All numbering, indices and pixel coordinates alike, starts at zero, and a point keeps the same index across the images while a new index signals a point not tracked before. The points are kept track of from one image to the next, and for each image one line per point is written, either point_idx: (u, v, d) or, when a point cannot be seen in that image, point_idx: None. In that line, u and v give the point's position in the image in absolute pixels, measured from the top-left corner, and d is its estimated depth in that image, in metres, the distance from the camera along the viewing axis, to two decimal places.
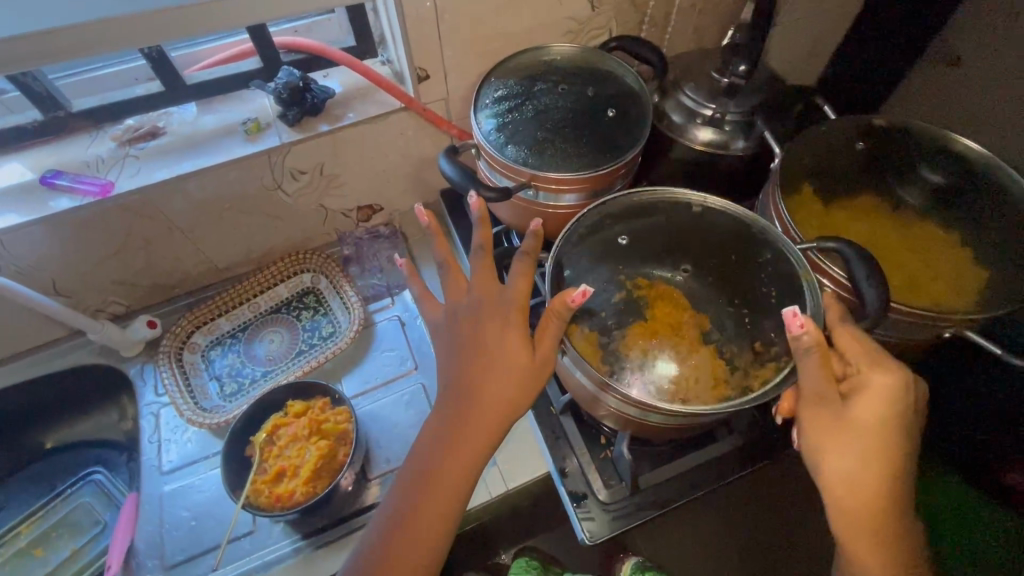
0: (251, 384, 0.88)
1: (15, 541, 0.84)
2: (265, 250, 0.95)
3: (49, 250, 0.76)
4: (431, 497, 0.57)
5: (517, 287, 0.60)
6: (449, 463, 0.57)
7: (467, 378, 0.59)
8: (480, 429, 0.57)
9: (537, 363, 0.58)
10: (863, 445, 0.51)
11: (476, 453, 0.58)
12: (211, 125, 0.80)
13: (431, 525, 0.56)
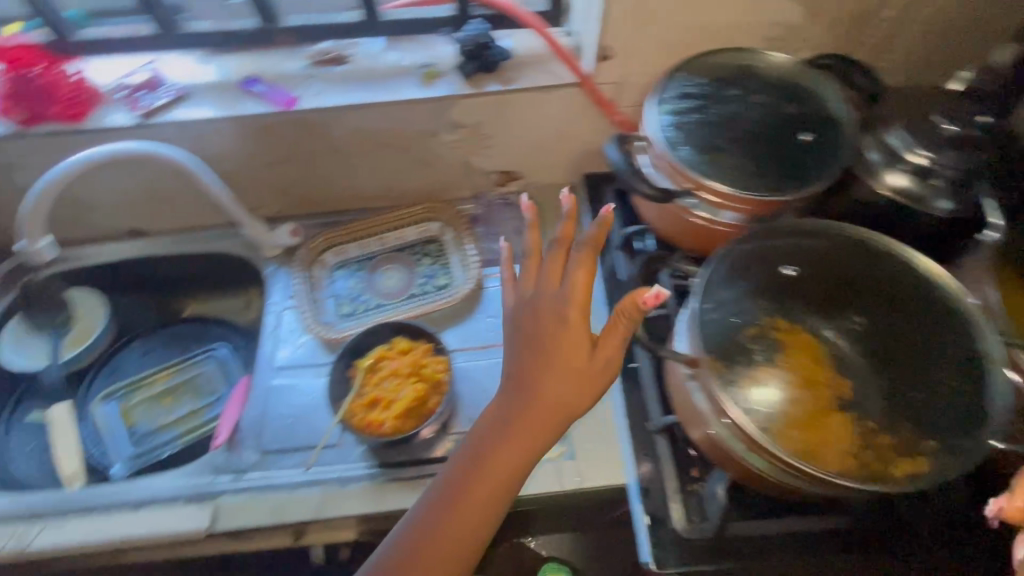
0: (364, 311, 0.92)
1: (151, 386, 0.93)
2: (403, 192, 0.98)
3: (232, 147, 0.85)
4: (477, 490, 0.56)
5: (574, 281, 0.58)
6: (493, 458, 0.57)
7: (522, 369, 0.58)
8: (528, 426, 0.57)
9: (601, 366, 0.56)
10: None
11: (522, 451, 0.57)
12: (392, 63, 0.83)
13: (476, 515, 0.56)
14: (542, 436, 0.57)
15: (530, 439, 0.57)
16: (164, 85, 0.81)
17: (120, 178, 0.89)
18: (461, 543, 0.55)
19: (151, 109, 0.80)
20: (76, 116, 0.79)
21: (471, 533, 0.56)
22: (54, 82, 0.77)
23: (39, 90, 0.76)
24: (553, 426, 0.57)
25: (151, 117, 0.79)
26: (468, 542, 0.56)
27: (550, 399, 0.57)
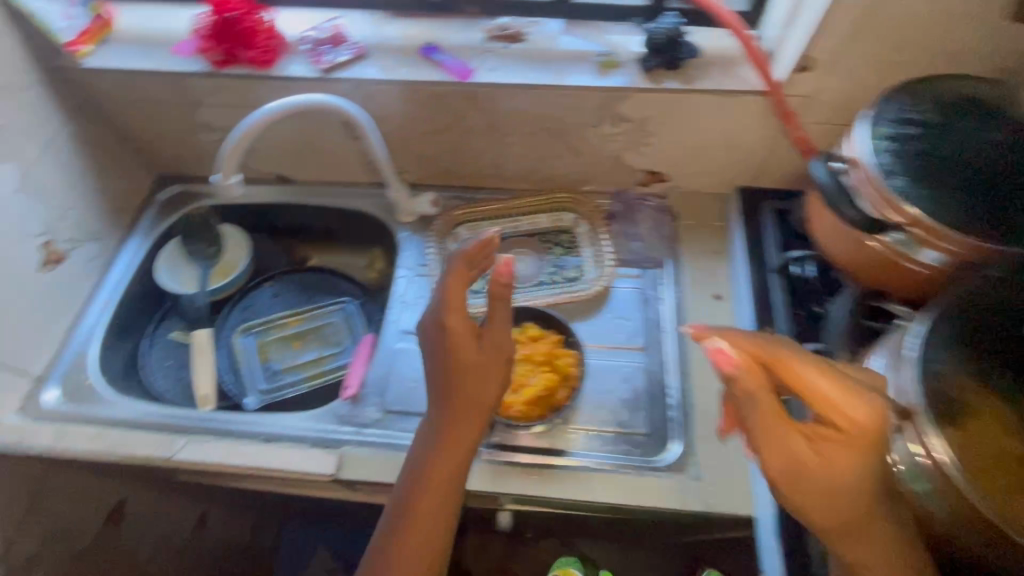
0: (491, 290, 0.92)
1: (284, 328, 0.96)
2: (543, 178, 0.98)
3: (395, 107, 0.84)
4: (437, 500, 0.62)
5: (453, 288, 0.66)
6: (442, 465, 0.63)
7: (450, 384, 0.64)
8: (467, 431, 0.64)
9: (488, 355, 0.65)
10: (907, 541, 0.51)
11: (467, 454, 0.64)
12: (571, 47, 0.81)
13: (436, 521, 0.62)
14: (476, 436, 0.65)
15: (470, 439, 0.64)
16: (346, 43, 0.83)
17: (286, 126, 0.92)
18: (437, 542, 0.62)
19: (333, 64, 0.81)
20: (265, 62, 0.81)
21: (439, 533, 0.62)
22: (253, 28, 0.80)
23: (238, 33, 0.80)
24: (475, 417, 0.65)
25: (332, 72, 0.81)
26: (443, 536, 0.62)
27: (479, 400, 0.64)
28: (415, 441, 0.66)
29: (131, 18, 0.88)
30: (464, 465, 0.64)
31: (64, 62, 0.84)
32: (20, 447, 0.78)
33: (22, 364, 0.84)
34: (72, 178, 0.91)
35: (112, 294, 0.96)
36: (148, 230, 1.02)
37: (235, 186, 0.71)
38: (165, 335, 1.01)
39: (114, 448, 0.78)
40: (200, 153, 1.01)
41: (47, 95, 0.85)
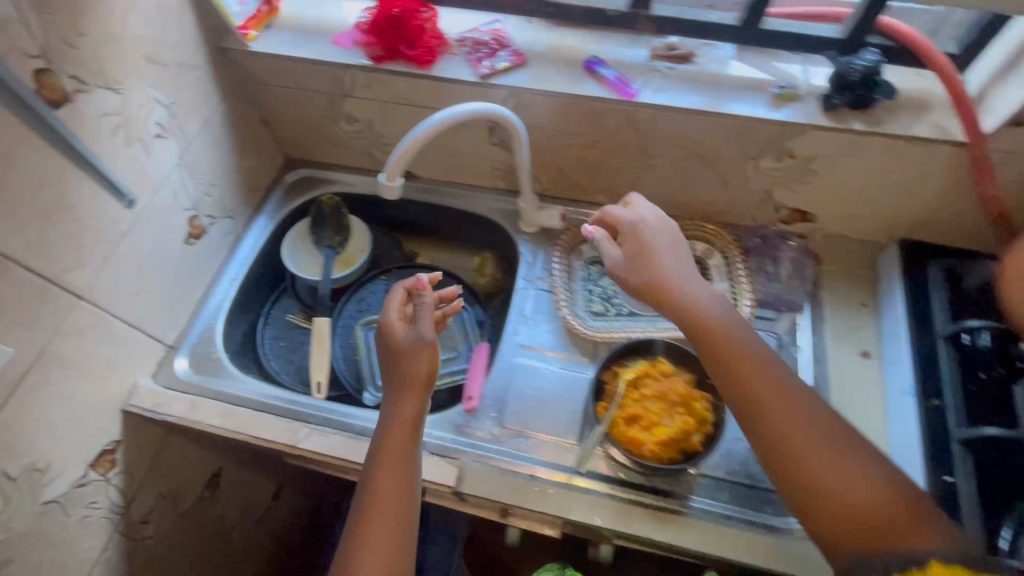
0: (614, 314, 0.89)
1: None
2: (677, 203, 0.94)
3: (546, 119, 0.83)
4: (385, 505, 0.65)
5: (393, 307, 0.76)
6: (384, 469, 0.67)
7: (394, 390, 0.71)
8: (401, 421, 0.69)
9: (414, 346, 0.72)
10: (812, 442, 0.61)
11: (404, 452, 0.68)
12: (743, 74, 0.77)
13: (389, 535, 0.64)
14: (416, 447, 0.69)
15: (400, 427, 0.69)
16: (506, 48, 0.81)
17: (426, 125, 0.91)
18: (394, 541, 0.64)
19: (494, 70, 0.79)
20: (425, 61, 0.81)
21: (395, 533, 0.64)
22: (420, 27, 0.79)
23: (406, 31, 0.79)
24: (416, 419, 0.69)
25: (490, 78, 0.79)
26: (399, 532, 0.64)
27: (400, 377, 0.71)
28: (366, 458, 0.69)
29: (295, 5, 0.89)
30: (408, 471, 0.67)
31: (230, 44, 0.86)
32: (157, 415, 0.82)
33: (160, 332, 0.87)
34: (218, 156, 0.93)
35: (238, 270, 0.98)
36: (276, 210, 1.05)
37: (398, 187, 0.68)
38: (280, 314, 1.03)
39: (242, 428, 0.81)
40: (334, 141, 1.02)
41: (210, 75, 0.87)
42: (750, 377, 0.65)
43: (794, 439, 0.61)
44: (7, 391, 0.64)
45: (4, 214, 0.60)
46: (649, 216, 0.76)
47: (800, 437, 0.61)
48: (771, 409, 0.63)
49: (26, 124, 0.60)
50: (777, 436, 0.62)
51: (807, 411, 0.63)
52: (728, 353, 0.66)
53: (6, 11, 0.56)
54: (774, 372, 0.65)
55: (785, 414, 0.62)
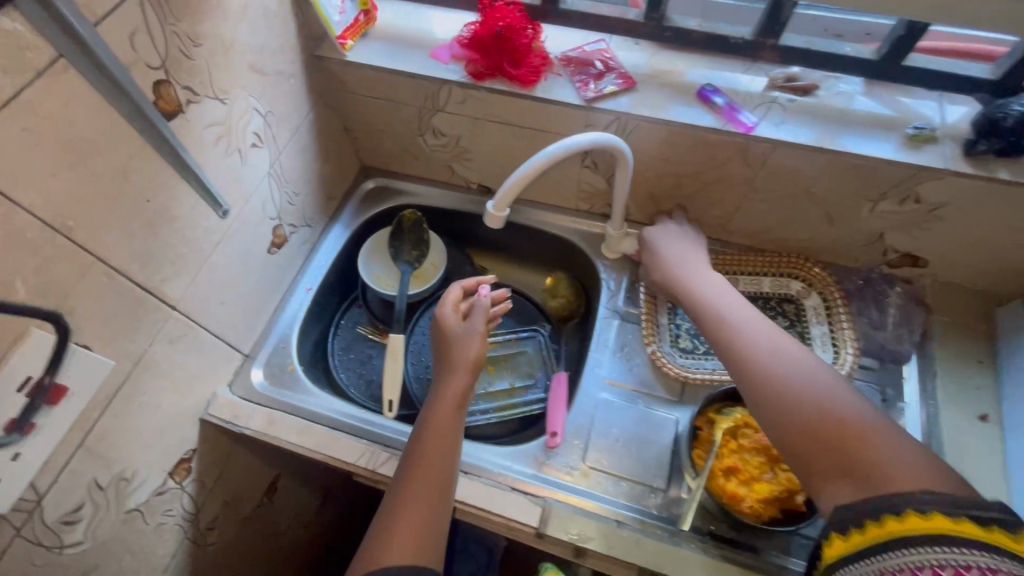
0: (703, 353, 0.85)
1: None
2: (773, 238, 0.89)
3: (648, 147, 0.79)
4: (427, 472, 0.65)
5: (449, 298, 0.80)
6: (430, 438, 0.68)
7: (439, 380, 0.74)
8: (450, 395, 0.72)
9: (465, 333, 0.76)
10: (807, 397, 0.56)
11: (449, 425, 0.70)
12: (871, 111, 0.72)
13: (415, 521, 0.62)
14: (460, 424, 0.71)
15: (449, 400, 0.71)
16: (614, 71, 0.77)
17: (516, 145, 0.88)
18: (430, 510, 0.63)
19: (600, 94, 0.76)
20: (528, 81, 0.78)
21: (434, 501, 0.64)
22: (528, 46, 0.77)
23: (513, 50, 0.76)
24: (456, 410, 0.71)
25: (596, 102, 0.76)
26: (426, 513, 0.63)
27: (453, 357, 0.75)
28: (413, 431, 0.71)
29: (394, 16, 0.88)
30: (452, 444, 0.69)
31: (327, 53, 0.84)
32: (235, 427, 0.81)
33: (239, 341, 0.86)
34: (304, 164, 0.91)
35: (314, 280, 0.97)
36: (351, 219, 1.04)
37: (505, 216, 0.68)
38: (350, 326, 1.02)
39: (321, 447, 0.80)
40: (415, 154, 1.00)
41: (303, 83, 0.85)
42: (757, 363, 0.61)
43: (795, 399, 0.56)
44: (105, 402, 0.64)
45: (117, 226, 0.59)
46: (671, 240, 0.84)
47: (806, 396, 0.56)
48: (782, 385, 0.58)
49: (144, 136, 0.59)
50: (784, 402, 0.57)
51: (813, 374, 0.58)
52: (736, 347, 0.63)
53: (136, 22, 0.55)
54: (792, 354, 0.61)
55: (774, 375, 0.59)
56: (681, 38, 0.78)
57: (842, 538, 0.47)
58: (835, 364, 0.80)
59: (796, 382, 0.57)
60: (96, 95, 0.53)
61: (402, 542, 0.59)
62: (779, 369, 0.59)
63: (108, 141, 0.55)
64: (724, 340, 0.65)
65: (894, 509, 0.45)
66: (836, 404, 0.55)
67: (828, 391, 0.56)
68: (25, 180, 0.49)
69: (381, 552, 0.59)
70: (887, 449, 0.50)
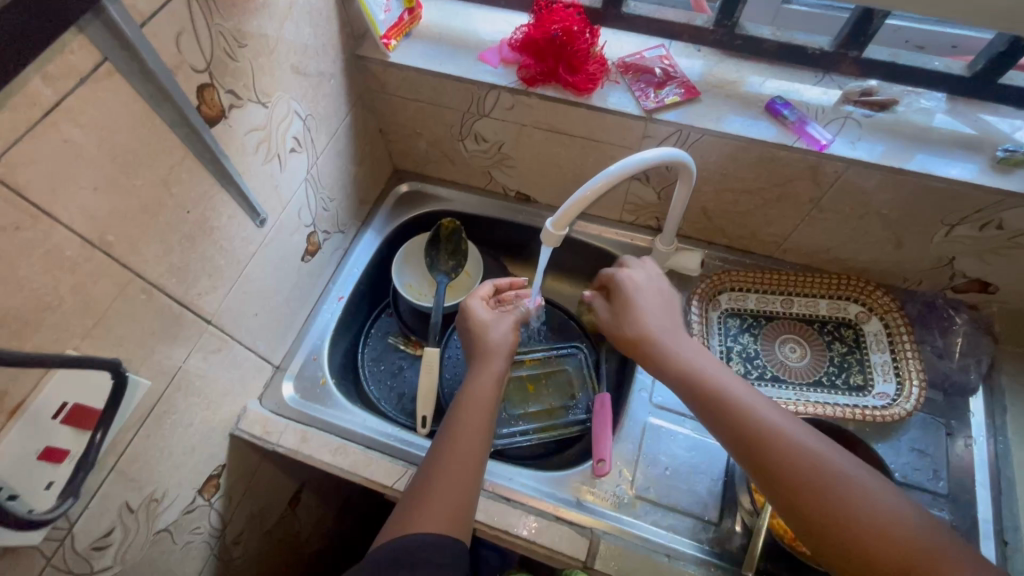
0: (756, 378, 0.81)
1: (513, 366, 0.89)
2: (831, 258, 0.85)
3: (707, 161, 0.75)
4: (463, 442, 0.63)
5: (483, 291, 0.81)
6: (469, 414, 0.66)
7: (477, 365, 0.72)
8: (491, 371, 0.71)
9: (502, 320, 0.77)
10: (839, 500, 0.51)
11: (489, 404, 0.68)
12: (952, 131, 0.68)
13: (449, 506, 0.58)
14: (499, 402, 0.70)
15: (491, 375, 0.71)
16: (676, 80, 0.74)
17: (563, 154, 0.84)
18: (463, 498, 0.60)
19: (661, 104, 0.72)
20: (585, 89, 0.73)
21: (471, 474, 0.61)
22: (587, 52, 0.73)
23: (570, 55, 0.72)
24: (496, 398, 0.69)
25: (656, 113, 0.72)
26: (462, 496, 0.60)
27: (489, 338, 0.75)
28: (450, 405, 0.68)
29: (440, 17, 0.84)
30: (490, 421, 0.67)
31: (369, 52, 0.80)
32: (268, 444, 0.78)
33: (271, 352, 0.82)
34: (340, 168, 0.87)
35: (345, 288, 0.93)
36: (383, 225, 1.00)
37: (563, 235, 0.65)
38: (381, 336, 0.99)
39: (357, 469, 0.77)
40: (453, 159, 0.96)
41: (344, 85, 0.82)
42: (777, 457, 0.54)
43: (824, 501, 0.51)
44: (139, 423, 0.60)
45: (156, 240, 0.55)
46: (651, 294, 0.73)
47: (835, 502, 0.51)
48: (805, 484, 0.52)
49: (186, 144, 0.55)
50: (814, 509, 0.51)
51: (837, 466, 0.53)
52: (750, 435, 0.56)
53: (181, 23, 0.51)
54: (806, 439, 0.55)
55: (796, 472, 0.53)
56: (751, 46, 0.74)
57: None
58: (899, 397, 0.76)
59: (827, 480, 0.52)
60: (140, 101, 0.49)
61: (437, 514, 0.57)
62: (804, 462, 0.53)
63: (150, 150, 0.51)
64: (732, 423, 0.58)
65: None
66: (869, 505, 0.51)
67: (858, 486, 0.52)
68: (66, 194, 0.45)
69: (412, 522, 0.57)
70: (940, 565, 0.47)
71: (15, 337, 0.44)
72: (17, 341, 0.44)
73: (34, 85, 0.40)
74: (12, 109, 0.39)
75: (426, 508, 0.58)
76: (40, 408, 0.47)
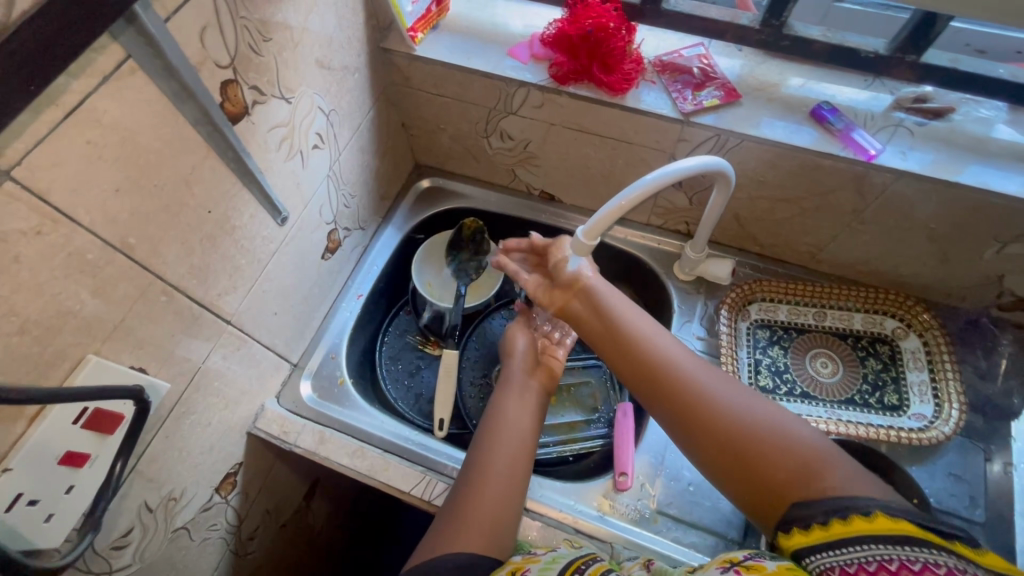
0: (785, 394, 0.78)
1: None
2: (871, 271, 0.81)
3: (744, 167, 0.72)
4: (494, 461, 0.63)
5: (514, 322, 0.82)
6: (500, 428, 0.66)
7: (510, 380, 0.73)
8: (516, 386, 0.72)
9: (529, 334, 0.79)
10: (732, 428, 0.54)
11: (524, 419, 0.68)
12: (1012, 143, 0.64)
13: (485, 516, 0.59)
14: (530, 410, 0.70)
15: (517, 385, 0.72)
16: (716, 82, 0.70)
17: (592, 154, 0.81)
18: (502, 508, 0.60)
19: (699, 107, 0.68)
20: (619, 88, 0.70)
21: (509, 490, 0.61)
22: (623, 50, 0.70)
23: (606, 53, 0.69)
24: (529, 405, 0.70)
25: (694, 116, 0.68)
26: (501, 509, 0.60)
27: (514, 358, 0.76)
28: (483, 418, 0.69)
29: (467, 9, 0.81)
30: (524, 432, 0.67)
31: (394, 45, 0.78)
32: (286, 444, 0.77)
33: (289, 350, 0.81)
34: (362, 164, 0.85)
35: (364, 285, 0.92)
36: (403, 222, 0.98)
37: (594, 244, 0.63)
38: (399, 334, 0.97)
39: (374, 473, 0.76)
40: (477, 155, 0.93)
41: (367, 78, 0.79)
42: (671, 391, 0.58)
43: (720, 432, 0.54)
44: (158, 423, 0.59)
45: (177, 241, 0.54)
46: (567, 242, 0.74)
47: (731, 429, 0.54)
48: (687, 407, 0.56)
49: (208, 144, 0.54)
50: (712, 438, 0.54)
51: (731, 398, 0.56)
52: (639, 364, 0.61)
53: (206, 17, 0.49)
54: (691, 363, 0.60)
55: (706, 415, 0.55)
56: (799, 47, 0.70)
57: (802, 532, 0.45)
58: (937, 419, 0.73)
59: (728, 412, 0.55)
60: (163, 98, 0.47)
61: (474, 530, 0.57)
62: (685, 390, 0.57)
63: (174, 150, 0.50)
64: (641, 365, 0.61)
65: (840, 513, 0.44)
66: (750, 419, 0.54)
67: (738, 405, 0.55)
68: (86, 197, 0.43)
69: (448, 541, 0.56)
70: (828, 471, 0.48)
71: (36, 343, 0.43)
72: (39, 346, 0.43)
73: (59, 86, 0.39)
74: (35, 109, 0.38)
75: (461, 527, 0.58)
76: (59, 416, 0.46)
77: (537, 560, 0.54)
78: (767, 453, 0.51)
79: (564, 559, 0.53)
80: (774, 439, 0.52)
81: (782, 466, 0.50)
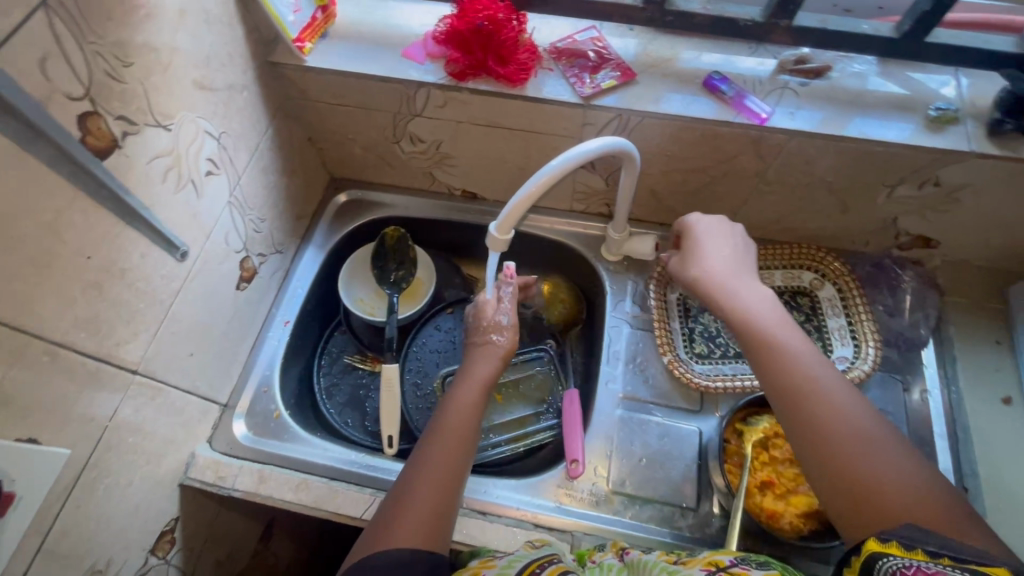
0: (720, 357, 0.82)
1: None
2: (783, 228, 0.85)
3: (650, 143, 0.73)
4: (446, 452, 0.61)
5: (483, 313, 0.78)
6: (460, 421, 0.64)
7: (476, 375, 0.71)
8: (473, 377, 0.70)
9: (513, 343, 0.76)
10: (862, 457, 0.49)
11: (477, 406, 0.67)
12: (886, 93, 0.69)
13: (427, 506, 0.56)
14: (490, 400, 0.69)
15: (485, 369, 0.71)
16: (610, 63, 0.71)
17: (504, 148, 0.80)
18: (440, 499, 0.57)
19: (598, 89, 0.69)
20: (518, 79, 0.70)
21: (449, 482, 0.59)
22: (515, 40, 0.69)
23: (499, 45, 0.69)
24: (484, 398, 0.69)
25: (594, 99, 0.69)
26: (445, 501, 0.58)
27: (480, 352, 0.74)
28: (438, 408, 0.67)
29: (355, 13, 0.78)
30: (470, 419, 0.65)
31: (283, 57, 0.74)
32: (222, 489, 0.73)
33: (214, 391, 0.76)
34: (268, 185, 0.81)
35: (291, 311, 0.88)
36: (325, 240, 0.94)
37: (508, 239, 0.63)
38: (336, 355, 0.93)
39: (321, 504, 0.72)
40: (391, 162, 0.91)
41: (258, 94, 0.75)
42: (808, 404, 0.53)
43: (846, 458, 0.50)
44: (63, 495, 0.54)
45: (53, 294, 0.49)
46: (709, 230, 0.68)
47: (858, 455, 0.49)
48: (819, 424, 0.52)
49: (74, 184, 0.49)
50: (839, 459, 0.50)
51: (866, 426, 0.51)
52: (781, 371, 0.56)
53: (45, 47, 0.45)
54: (830, 375, 0.55)
55: (836, 437, 0.51)
56: (683, 21, 0.72)
57: (901, 548, 0.41)
58: (857, 359, 0.77)
59: (857, 439, 0.50)
60: (5, 141, 0.43)
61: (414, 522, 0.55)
62: (822, 407, 0.52)
63: (30, 195, 0.45)
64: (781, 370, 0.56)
65: (959, 554, 0.39)
66: (871, 446, 0.50)
67: (865, 427, 0.51)
68: None
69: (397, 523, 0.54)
70: (941, 518, 0.45)
71: None
72: None
73: None
74: None
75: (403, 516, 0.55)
76: None
77: (494, 564, 0.53)
78: (901, 492, 0.47)
79: (521, 561, 0.52)
80: (904, 479, 0.47)
81: (906, 504, 0.46)
